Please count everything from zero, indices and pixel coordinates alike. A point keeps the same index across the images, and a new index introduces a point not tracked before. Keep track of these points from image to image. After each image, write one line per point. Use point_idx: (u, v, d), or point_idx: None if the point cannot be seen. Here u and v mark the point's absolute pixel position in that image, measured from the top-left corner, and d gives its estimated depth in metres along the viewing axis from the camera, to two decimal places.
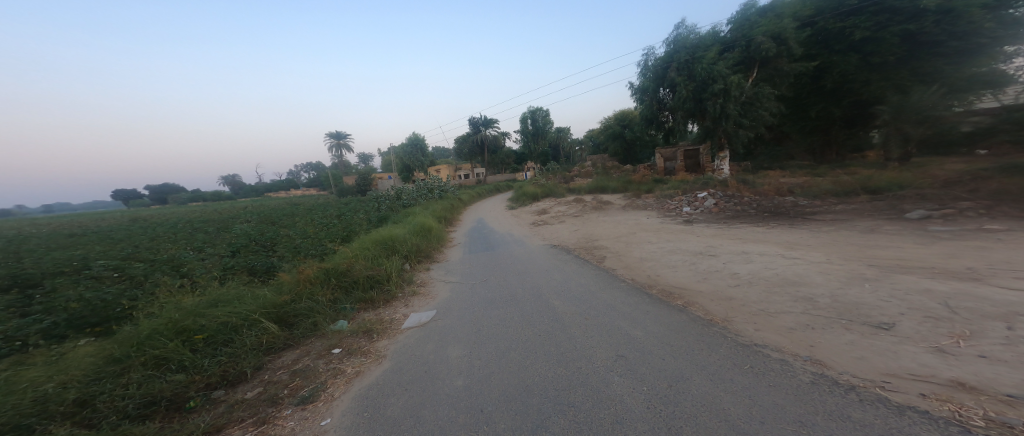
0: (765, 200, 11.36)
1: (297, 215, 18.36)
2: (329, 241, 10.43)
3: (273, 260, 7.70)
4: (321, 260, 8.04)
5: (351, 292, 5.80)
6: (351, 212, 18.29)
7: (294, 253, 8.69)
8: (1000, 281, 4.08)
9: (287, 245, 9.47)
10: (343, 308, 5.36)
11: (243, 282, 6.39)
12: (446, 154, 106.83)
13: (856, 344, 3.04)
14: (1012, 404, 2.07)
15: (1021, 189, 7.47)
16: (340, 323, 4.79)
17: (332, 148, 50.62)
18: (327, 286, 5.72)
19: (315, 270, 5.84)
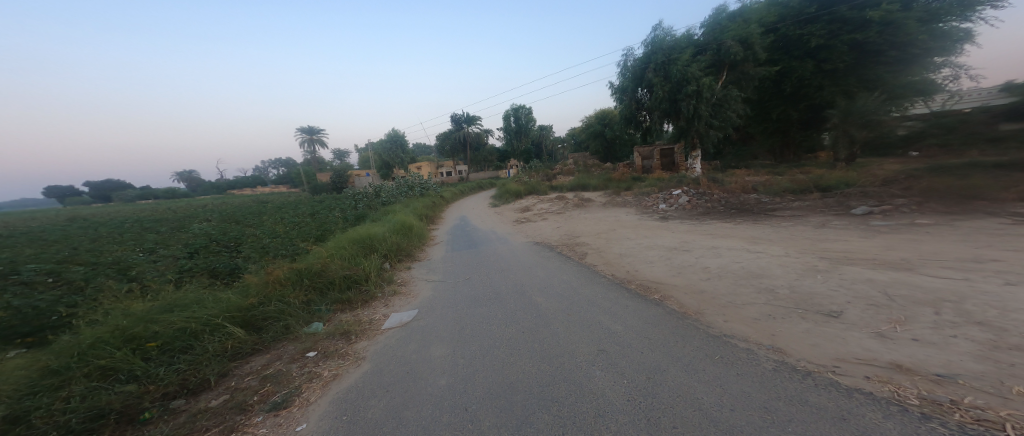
0: (732, 197, 11.93)
1: (265, 214, 17.41)
2: (301, 241, 9.96)
3: (237, 262, 7.27)
4: (292, 260, 7.70)
5: (326, 293, 5.61)
6: (325, 210, 17.54)
7: (262, 253, 8.26)
8: (929, 270, 4.52)
9: (254, 245, 8.97)
10: (317, 310, 5.17)
11: (203, 285, 6.00)
12: (426, 150, 104.30)
13: (811, 332, 3.27)
14: (942, 383, 2.31)
15: (948, 186, 8.29)
16: (315, 325, 4.62)
17: (303, 143, 48.26)
18: (299, 287, 5.50)
19: (286, 271, 5.59)
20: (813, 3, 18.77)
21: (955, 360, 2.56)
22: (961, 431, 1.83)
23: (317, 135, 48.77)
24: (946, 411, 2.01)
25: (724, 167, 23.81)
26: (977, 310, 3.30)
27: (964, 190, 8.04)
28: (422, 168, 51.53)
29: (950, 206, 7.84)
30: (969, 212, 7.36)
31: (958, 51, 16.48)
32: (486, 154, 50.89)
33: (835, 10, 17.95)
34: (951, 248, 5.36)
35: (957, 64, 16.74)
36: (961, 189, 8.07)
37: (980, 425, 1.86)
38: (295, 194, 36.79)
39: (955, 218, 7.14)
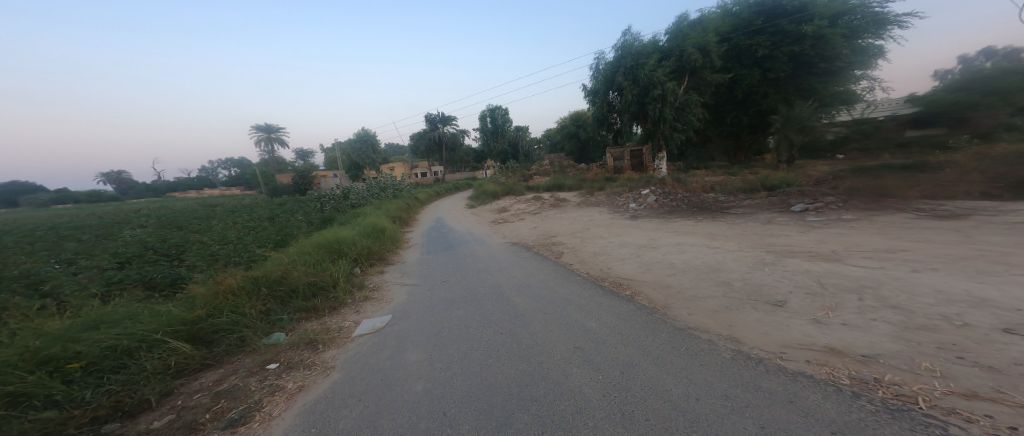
0: (694, 196, 12.61)
1: (214, 219, 16.05)
2: (257, 247, 9.29)
3: (179, 272, 6.65)
4: (248, 267, 7.18)
5: (289, 301, 5.30)
6: (287, 213, 16.54)
7: (210, 261, 7.62)
8: (854, 260, 5.06)
9: (200, 253, 8.24)
10: (278, 320, 4.86)
11: (137, 298, 5.43)
12: (398, 150, 101.29)
13: (761, 321, 3.54)
14: (866, 363, 2.60)
15: (866, 186, 9.35)
16: (276, 336, 4.33)
17: (259, 142, 44.97)
18: (256, 297, 5.13)
19: (239, 280, 5.20)
20: (760, 16, 20.25)
21: (876, 342, 2.89)
22: (884, 406, 2.07)
23: (274, 133, 45.54)
24: (872, 389, 2.26)
25: (687, 168, 25.16)
26: (892, 295, 3.74)
27: (878, 189, 9.13)
28: (394, 169, 49.85)
29: (872, 202, 8.82)
30: (886, 208, 8.31)
31: (874, 65, 18.73)
32: (462, 155, 50.34)
33: (778, 24, 19.51)
34: (872, 240, 6.03)
35: (873, 77, 19.01)
36: (877, 188, 9.14)
37: (899, 400, 2.12)
38: (251, 196, 34.32)
39: (874, 213, 8.05)
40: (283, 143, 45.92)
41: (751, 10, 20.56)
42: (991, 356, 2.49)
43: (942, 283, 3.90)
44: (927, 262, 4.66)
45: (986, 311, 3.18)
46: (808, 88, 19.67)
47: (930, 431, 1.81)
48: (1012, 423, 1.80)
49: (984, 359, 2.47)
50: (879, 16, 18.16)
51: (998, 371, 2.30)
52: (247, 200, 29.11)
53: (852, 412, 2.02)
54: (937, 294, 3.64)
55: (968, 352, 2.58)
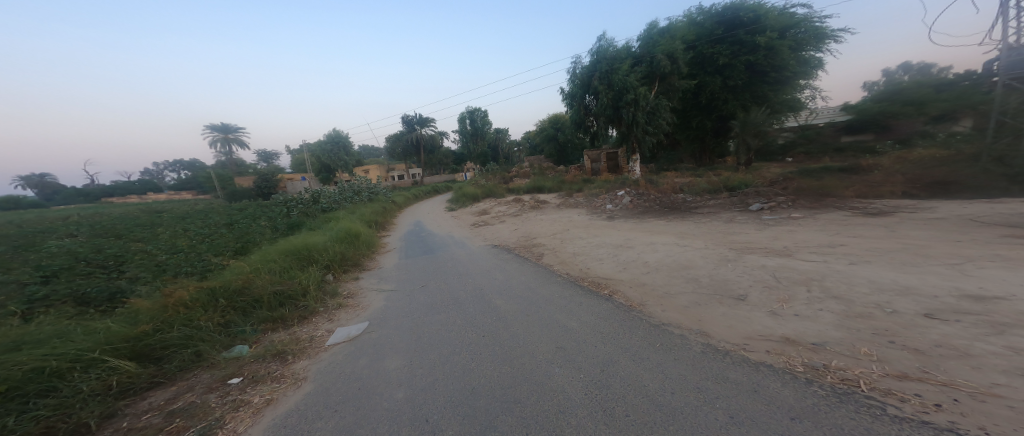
0: (665, 196, 13.10)
1: (160, 226, 14.79)
2: (213, 256, 8.67)
3: (119, 285, 6.07)
4: (202, 278, 6.69)
5: (252, 312, 5.00)
6: (248, 219, 15.57)
7: (156, 273, 7.03)
8: (803, 255, 5.46)
9: (143, 264, 7.55)
10: (241, 332, 4.56)
11: (68, 315, 4.89)
12: (372, 152, 98.50)
13: (727, 314, 3.73)
14: (816, 351, 2.81)
15: (810, 187, 10.11)
16: (238, 348, 4.06)
17: (214, 142, 41.98)
18: (212, 309, 4.79)
19: (193, 292, 4.84)
20: (720, 26, 21.41)
21: (825, 331, 3.13)
22: (833, 390, 2.24)
23: (230, 134, 42.76)
24: (823, 375, 2.44)
25: (658, 170, 26.07)
26: (835, 286, 4.08)
27: (821, 190, 9.90)
28: (368, 172, 48.30)
29: (819, 201, 9.55)
30: (829, 206, 9.04)
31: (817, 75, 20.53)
32: (440, 157, 49.62)
33: (736, 34, 20.73)
34: (819, 236, 6.53)
35: (816, 87, 20.82)
36: (821, 189, 9.92)
37: (846, 384, 2.31)
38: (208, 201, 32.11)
39: (820, 211, 8.72)
40: (243, 144, 43.26)
41: (713, 20, 21.68)
42: (917, 339, 2.80)
43: (875, 274, 4.30)
44: (863, 255, 5.12)
45: (912, 298, 3.54)
46: (764, 95, 21.04)
47: (872, 412, 2.00)
48: (937, 400, 2.04)
49: (912, 343, 2.76)
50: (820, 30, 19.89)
51: (923, 353, 2.59)
52: (200, 205, 27.12)
53: (807, 397, 2.17)
54: (873, 284, 4.00)
55: (899, 337, 2.87)
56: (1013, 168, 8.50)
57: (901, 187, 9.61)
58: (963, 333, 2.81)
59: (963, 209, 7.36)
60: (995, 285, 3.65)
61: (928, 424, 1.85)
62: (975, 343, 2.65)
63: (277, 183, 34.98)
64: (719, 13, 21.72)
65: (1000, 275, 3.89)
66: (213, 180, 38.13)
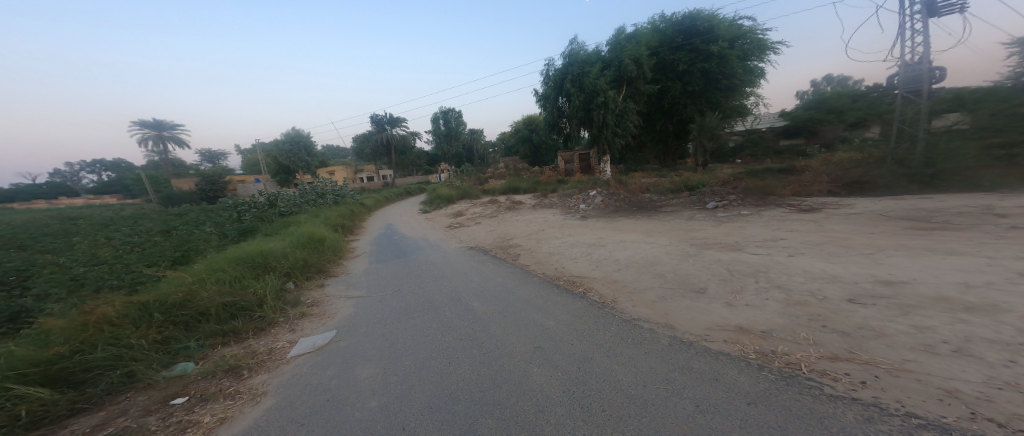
0: (634, 196, 13.59)
1: (79, 235, 13.11)
2: (145, 267, 7.85)
3: (23, 306, 5.33)
4: (133, 293, 6.01)
5: (197, 326, 4.62)
6: (191, 225, 14.24)
7: (71, 289, 6.25)
8: (752, 248, 5.89)
9: (53, 279, 6.70)
10: (183, 349, 4.18)
11: None
12: (337, 153, 94.07)
13: (690, 307, 3.93)
14: (765, 338, 3.03)
15: (758, 186, 10.91)
16: (182, 366, 3.73)
17: (146, 141, 38.08)
18: (146, 326, 4.34)
19: (119, 308, 4.34)
20: (680, 34, 22.45)
21: (772, 319, 3.38)
22: (780, 374, 2.43)
23: (164, 131, 39.19)
24: (772, 361, 2.64)
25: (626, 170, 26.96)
26: (778, 276, 4.44)
27: (767, 189, 10.72)
28: (334, 173, 46.12)
29: (767, 199, 10.33)
30: (773, 203, 9.81)
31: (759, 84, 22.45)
32: (413, 158, 48.60)
33: (694, 42, 21.91)
34: (764, 231, 7.07)
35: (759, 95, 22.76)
36: (768, 188, 10.74)
37: (790, 368, 2.51)
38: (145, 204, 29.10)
39: (767, 208, 9.42)
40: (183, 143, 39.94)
41: (674, 28, 22.79)
42: (844, 323, 3.12)
43: (809, 264, 4.74)
44: (801, 247, 5.61)
45: (839, 285, 3.94)
46: (719, 101, 22.46)
47: (813, 392, 2.19)
48: (863, 378, 2.29)
49: (840, 326, 3.08)
50: (763, 43, 21.74)
51: (849, 336, 2.89)
52: (131, 210, 24.39)
53: (760, 382, 2.34)
54: (810, 273, 4.40)
55: (830, 321, 3.19)
56: (914, 170, 9.73)
57: (826, 186, 10.78)
58: (879, 315, 3.18)
59: (879, 205, 8.26)
60: (900, 271, 4.14)
61: (857, 401, 2.06)
62: (889, 324, 3.01)
63: (225, 186, 32.51)
64: (678, 22, 22.76)
65: (908, 262, 4.41)
66: (149, 182, 34.38)
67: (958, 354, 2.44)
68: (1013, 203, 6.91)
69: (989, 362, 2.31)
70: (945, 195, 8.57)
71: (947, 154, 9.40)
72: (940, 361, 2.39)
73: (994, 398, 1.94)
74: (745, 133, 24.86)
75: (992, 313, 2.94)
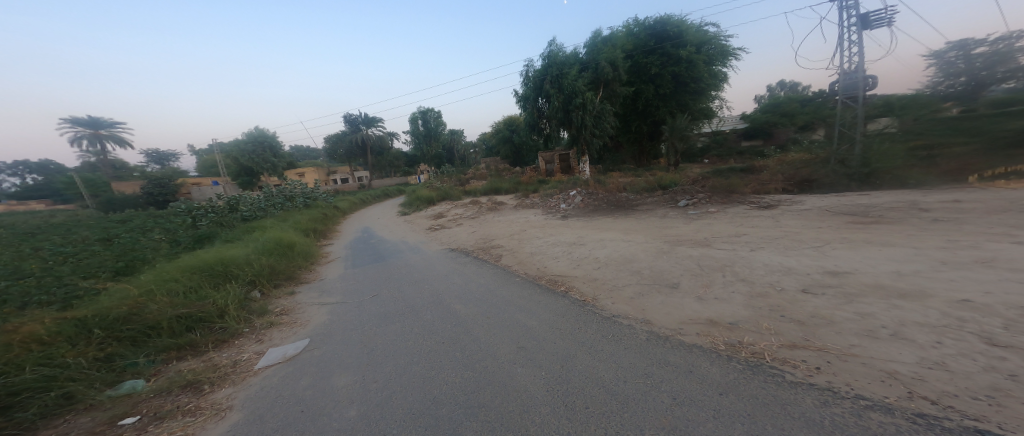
0: (612, 195, 13.87)
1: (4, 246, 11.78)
2: (82, 280, 7.17)
3: None
4: (68, 309, 5.45)
5: (147, 341, 4.29)
6: (138, 234, 13.11)
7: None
8: (719, 244, 6.17)
9: None
10: (131, 365, 3.87)
11: None
12: (308, 153, 90.34)
13: (665, 302, 4.06)
14: (732, 329, 3.17)
15: (727, 184, 11.41)
16: (130, 384, 3.47)
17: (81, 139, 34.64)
18: (85, 343, 3.95)
19: (55, 323, 3.94)
20: (652, 38, 23.12)
21: (738, 311, 3.55)
22: (747, 364, 2.55)
23: (100, 130, 36.04)
24: (740, 352, 2.75)
25: (605, 169, 27.43)
26: (742, 270, 4.67)
27: (731, 187, 11.25)
28: (304, 175, 44.24)
29: (733, 196, 10.85)
30: (737, 201, 10.33)
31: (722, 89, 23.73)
32: (390, 159, 47.66)
33: (665, 46, 22.65)
34: (729, 227, 7.41)
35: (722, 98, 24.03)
36: (734, 186, 11.28)
37: (755, 357, 2.64)
38: (84, 210, 26.64)
39: (735, 205, 9.86)
40: (124, 144, 36.92)
41: (646, 32, 23.42)
42: (799, 312, 3.33)
43: (768, 257, 5.01)
44: (763, 241, 5.94)
45: (795, 277, 4.19)
46: (689, 103, 23.37)
47: (776, 379, 2.30)
48: (817, 364, 2.45)
49: (796, 315, 3.27)
50: (726, 48, 22.85)
51: (804, 324, 3.08)
52: (65, 216, 22.13)
53: (729, 373, 2.44)
54: (770, 266, 4.66)
55: (788, 311, 3.39)
56: (853, 169, 10.64)
57: (781, 184, 11.52)
58: (829, 304, 3.41)
59: (828, 202, 8.85)
60: (844, 262, 4.48)
61: (814, 386, 2.19)
62: (837, 311, 3.24)
63: (176, 189, 30.26)
64: (651, 26, 23.42)
65: (851, 254, 4.77)
66: (81, 184, 31.13)
67: (895, 338, 2.67)
68: (941, 199, 7.61)
69: (920, 344, 2.54)
70: (886, 192, 9.34)
71: (880, 154, 10.37)
72: (881, 345, 2.61)
73: (926, 378, 2.14)
74: (711, 134, 26.71)
75: (921, 299, 3.23)
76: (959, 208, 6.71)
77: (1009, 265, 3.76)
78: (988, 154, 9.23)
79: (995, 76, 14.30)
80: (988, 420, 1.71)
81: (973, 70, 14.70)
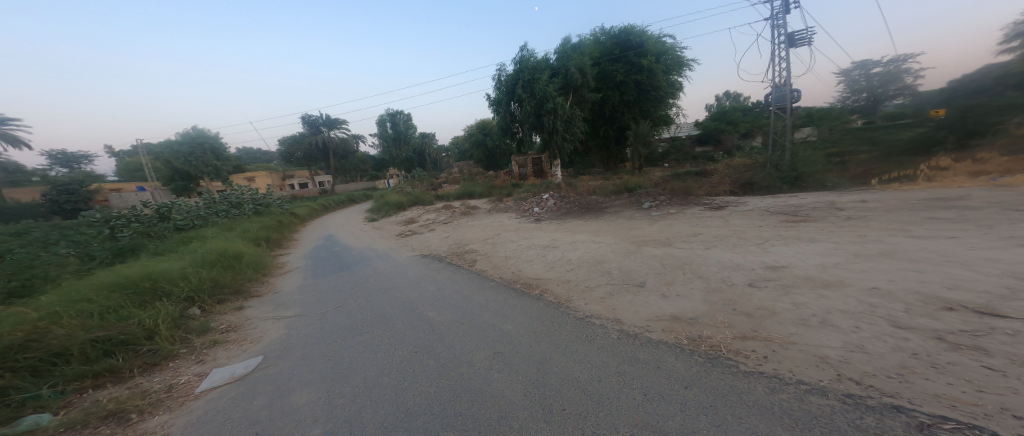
0: (583, 198, 14.17)
1: None
2: None
3: None
4: None
5: (53, 370, 3.66)
6: (45, 246, 11.39)
7: None
8: (679, 243, 6.49)
9: None
10: (33, 398, 3.31)
11: None
12: (259, 156, 84.60)
13: (633, 301, 4.19)
14: (692, 324, 3.34)
15: (685, 187, 12.05)
16: (34, 419, 2.96)
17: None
18: None
19: None
20: (617, 47, 24.01)
21: (696, 306, 3.72)
22: (706, 356, 2.69)
23: None
24: (700, 346, 2.88)
25: (576, 173, 28.03)
26: (699, 267, 4.93)
27: (684, 190, 11.92)
28: (253, 180, 41.09)
29: (688, 198, 11.49)
30: (693, 202, 10.95)
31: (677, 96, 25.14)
32: (355, 162, 46.12)
33: (629, 55, 23.62)
34: (687, 227, 7.81)
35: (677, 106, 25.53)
36: (688, 189, 11.95)
37: (713, 350, 2.79)
38: None
39: (694, 206, 10.41)
40: (19, 144, 31.93)
41: (612, 41, 24.22)
42: (747, 305, 3.57)
43: (720, 254, 5.34)
44: (716, 240, 6.32)
45: (742, 272, 4.50)
46: (651, 110, 24.53)
47: (732, 370, 2.45)
48: (765, 353, 2.63)
49: (745, 308, 3.51)
50: (682, 59, 24.29)
51: (751, 316, 3.31)
52: None
53: (692, 366, 2.56)
54: (723, 262, 4.96)
55: (738, 304, 3.62)
56: (785, 172, 11.71)
57: (729, 187, 12.37)
58: (771, 295, 3.69)
59: (768, 202, 9.58)
60: (782, 257, 4.87)
61: (764, 374, 2.35)
62: (777, 302, 3.50)
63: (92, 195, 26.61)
64: (616, 35, 24.27)
65: (786, 249, 5.20)
66: None
67: (824, 324, 2.94)
68: (856, 198, 8.52)
69: (844, 329, 2.82)
70: (822, 193, 10.29)
71: (801, 161, 11.56)
72: (815, 332, 2.85)
73: (851, 361, 2.37)
74: (670, 139, 28.31)
75: (842, 288, 3.59)
76: (867, 207, 7.58)
77: (906, 256, 4.28)
78: (887, 161, 10.89)
79: (888, 94, 18.75)
80: (901, 396, 1.93)
81: (872, 88, 19.21)
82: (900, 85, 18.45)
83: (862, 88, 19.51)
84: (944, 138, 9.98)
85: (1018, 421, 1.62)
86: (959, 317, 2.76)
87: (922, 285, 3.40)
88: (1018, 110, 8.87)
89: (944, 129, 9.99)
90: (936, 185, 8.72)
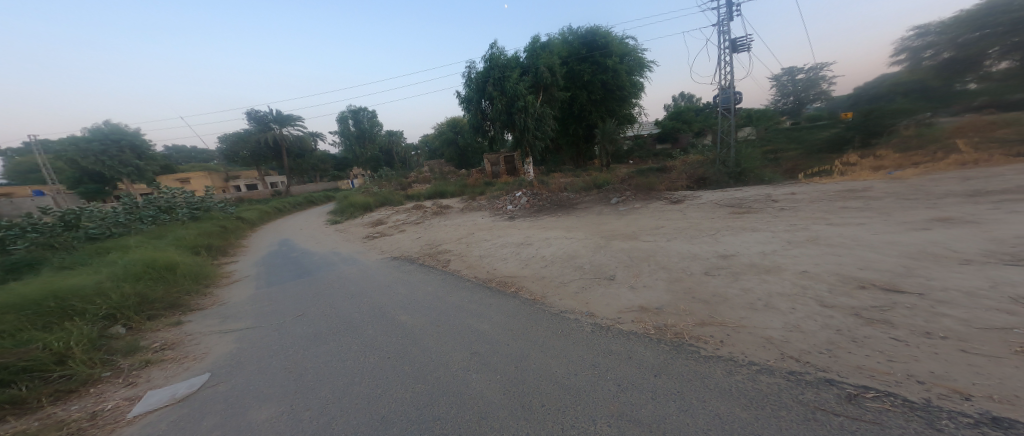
0: (555, 195, 14.35)
1: None
2: None
3: None
4: None
5: None
6: None
7: None
8: (644, 236, 6.73)
9: None
10: None
11: None
12: (193, 156, 77.71)
13: (606, 294, 4.28)
14: (658, 314, 3.46)
15: (645, 183, 12.54)
16: None
17: None
18: None
19: None
20: (584, 47, 24.46)
21: (662, 297, 3.86)
22: (671, 344, 2.81)
23: None
24: (665, 335, 3.00)
25: (547, 170, 28.33)
26: (663, 259, 5.14)
27: (643, 185, 12.45)
28: (188, 182, 37.98)
29: (648, 193, 11.97)
30: (656, 197, 11.40)
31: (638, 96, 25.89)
32: (312, 162, 43.97)
33: (595, 55, 24.14)
34: (650, 221, 8.12)
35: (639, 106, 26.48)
36: (648, 185, 12.44)
37: (677, 337, 2.92)
38: None
39: (657, 201, 10.83)
40: None
41: (579, 41, 24.63)
42: (705, 292, 3.75)
43: (680, 246, 5.59)
44: (676, 232, 6.62)
45: (699, 262, 4.74)
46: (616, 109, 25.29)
47: (694, 355, 2.57)
48: (721, 337, 2.79)
49: (702, 296, 3.69)
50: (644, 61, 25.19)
51: (708, 303, 3.49)
52: None
53: (659, 355, 2.66)
54: (683, 253, 5.21)
55: (697, 292, 3.81)
56: (731, 168, 12.54)
57: (685, 182, 12.98)
58: (725, 282, 3.92)
59: (718, 196, 10.18)
60: (730, 246, 5.19)
61: (722, 358, 2.48)
62: (729, 289, 3.72)
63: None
64: (582, 35, 24.71)
65: (735, 238, 5.55)
66: None
67: (767, 308, 3.16)
68: (786, 191, 9.31)
69: (783, 311, 3.04)
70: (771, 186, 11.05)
71: (744, 157, 12.41)
72: (762, 315, 3.05)
73: (791, 340, 2.56)
74: (634, 137, 29.40)
75: (780, 272, 3.88)
76: (796, 198, 8.30)
77: (826, 241, 4.72)
78: (810, 158, 12.69)
79: (808, 98, 20.86)
80: (832, 370, 2.12)
81: (797, 93, 21.10)
82: (818, 90, 20.59)
83: (790, 92, 21.29)
84: (851, 137, 11.89)
85: (922, 386, 1.83)
86: (870, 294, 3.07)
87: (843, 267, 3.74)
88: (905, 115, 11.06)
89: (852, 129, 11.90)
90: (845, 178, 9.69)
